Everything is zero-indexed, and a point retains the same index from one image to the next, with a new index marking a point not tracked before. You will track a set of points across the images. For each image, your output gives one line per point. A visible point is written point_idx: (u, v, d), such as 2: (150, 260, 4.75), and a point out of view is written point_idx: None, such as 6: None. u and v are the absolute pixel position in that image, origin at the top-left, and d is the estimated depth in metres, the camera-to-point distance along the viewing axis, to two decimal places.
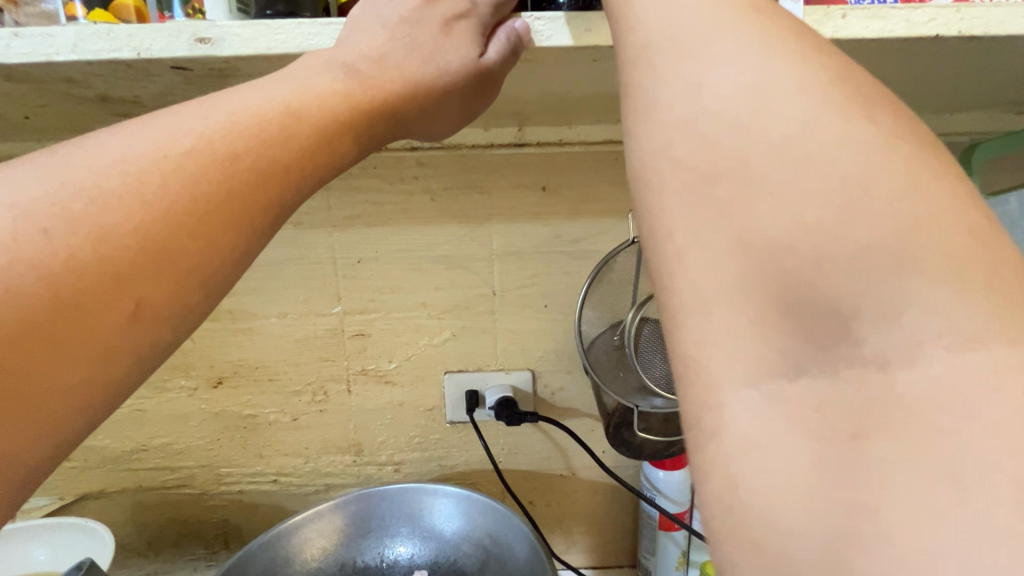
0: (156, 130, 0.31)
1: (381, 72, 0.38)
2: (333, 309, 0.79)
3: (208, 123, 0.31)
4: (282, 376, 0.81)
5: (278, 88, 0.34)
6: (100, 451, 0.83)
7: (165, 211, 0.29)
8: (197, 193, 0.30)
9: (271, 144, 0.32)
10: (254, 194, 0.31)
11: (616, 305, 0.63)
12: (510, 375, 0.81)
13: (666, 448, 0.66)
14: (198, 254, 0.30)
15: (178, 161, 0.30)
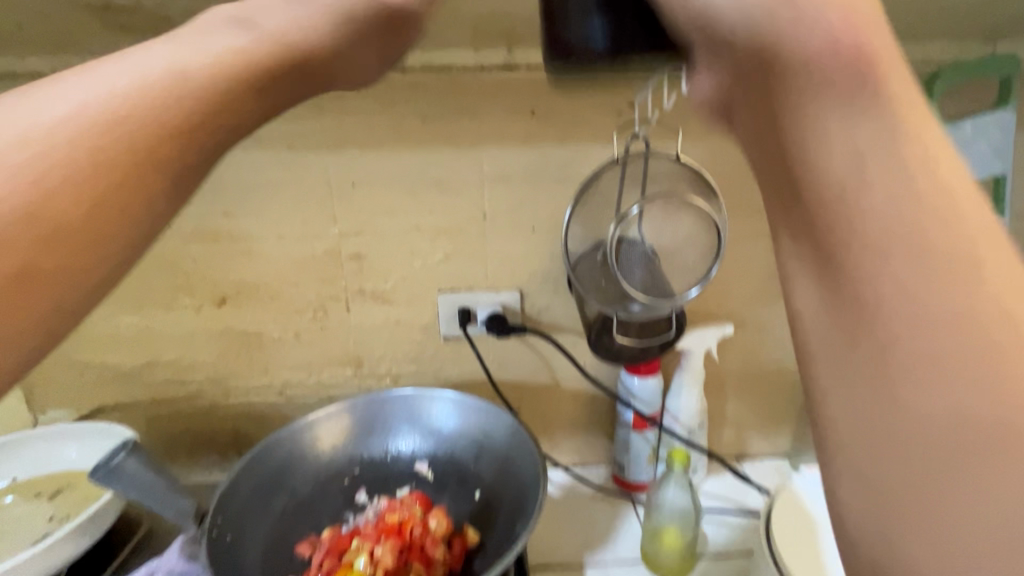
0: (56, 94, 0.26)
1: (275, 26, 0.31)
2: (331, 231, 0.82)
3: (103, 81, 0.27)
4: (283, 296, 0.85)
5: (178, 46, 0.28)
6: (114, 368, 0.87)
7: (63, 177, 0.25)
8: (96, 158, 0.25)
9: (186, 105, 0.27)
10: (171, 155, 0.27)
11: (599, 229, 0.68)
12: (500, 294, 0.87)
13: (642, 352, 0.73)
14: (118, 204, 0.26)
15: (66, 124, 0.25)
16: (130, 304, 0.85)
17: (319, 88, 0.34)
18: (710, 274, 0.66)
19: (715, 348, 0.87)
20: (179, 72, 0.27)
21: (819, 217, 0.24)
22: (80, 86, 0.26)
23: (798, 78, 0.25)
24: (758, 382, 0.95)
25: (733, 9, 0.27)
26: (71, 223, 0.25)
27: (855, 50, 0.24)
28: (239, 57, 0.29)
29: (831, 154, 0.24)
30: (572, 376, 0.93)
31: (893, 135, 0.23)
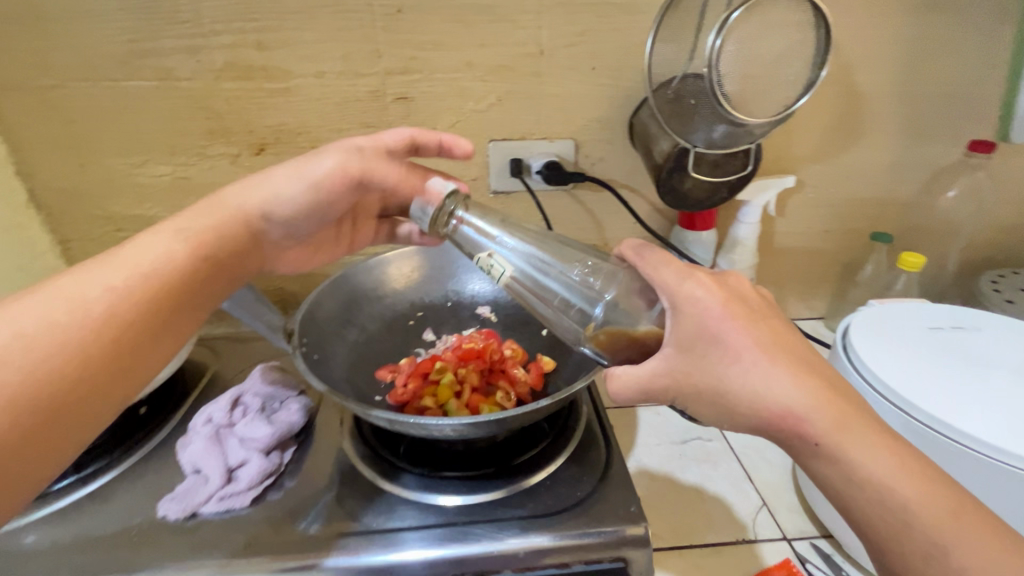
0: (22, 311, 0.37)
1: (205, 226, 0.48)
2: (374, 67, 0.76)
3: (88, 291, 0.40)
4: (325, 144, 0.80)
5: (149, 248, 0.44)
6: (151, 221, 0.84)
7: (68, 353, 0.37)
8: (83, 334, 0.38)
9: (164, 287, 0.43)
10: (136, 332, 0.41)
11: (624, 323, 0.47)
12: (554, 144, 0.83)
13: (707, 197, 0.72)
14: (87, 385, 0.38)
15: (75, 320, 0.38)
16: (161, 150, 0.79)
17: (230, 250, 0.49)
18: (803, 101, 0.60)
19: (773, 201, 0.86)
20: (105, 285, 0.40)
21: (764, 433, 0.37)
22: (60, 294, 0.39)
23: (703, 379, 0.38)
24: (806, 242, 0.94)
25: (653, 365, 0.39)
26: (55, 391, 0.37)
27: (703, 311, 0.38)
28: (199, 238, 0.47)
29: (744, 422, 0.37)
30: (622, 235, 0.91)
31: (708, 302, 0.38)
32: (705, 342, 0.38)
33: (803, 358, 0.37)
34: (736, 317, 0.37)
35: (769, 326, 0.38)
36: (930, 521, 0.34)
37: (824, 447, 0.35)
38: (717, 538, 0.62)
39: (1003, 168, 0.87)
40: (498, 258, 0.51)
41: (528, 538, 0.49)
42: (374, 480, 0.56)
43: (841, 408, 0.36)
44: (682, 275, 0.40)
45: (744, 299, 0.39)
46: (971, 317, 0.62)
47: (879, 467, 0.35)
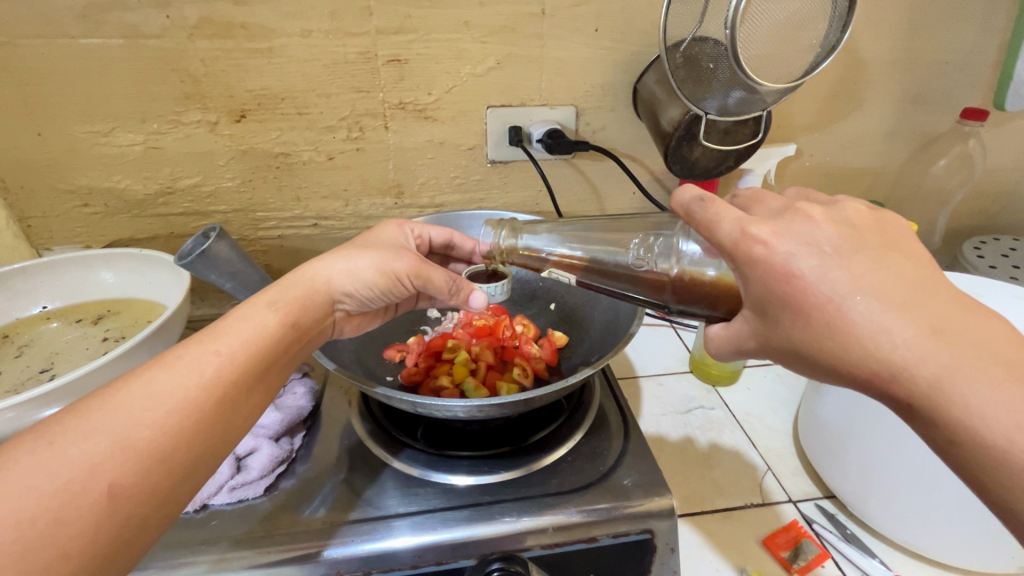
0: (149, 382, 0.36)
1: (288, 294, 0.45)
2: (365, 26, 0.70)
3: (190, 373, 0.37)
4: (313, 110, 0.75)
5: (243, 324, 0.41)
6: (123, 195, 0.78)
7: (191, 419, 0.36)
8: (184, 416, 0.36)
9: (267, 348, 0.42)
10: (242, 393, 0.39)
11: (699, 273, 0.44)
12: (555, 111, 0.80)
13: (715, 166, 0.71)
14: (183, 468, 0.35)
15: (175, 401, 0.36)
16: (131, 117, 0.72)
17: (316, 322, 0.47)
18: (823, 67, 0.59)
19: (773, 170, 0.85)
20: (202, 362, 0.38)
21: (851, 384, 0.35)
22: (177, 365, 0.37)
23: (780, 337, 0.36)
24: None
25: (737, 327, 0.40)
26: (180, 459, 0.35)
27: (773, 268, 0.34)
28: (289, 306, 0.44)
29: (829, 373, 0.35)
30: (621, 207, 0.90)
31: (770, 262, 0.34)
32: (775, 306, 0.35)
33: (902, 299, 0.32)
34: (807, 273, 0.33)
35: (857, 268, 0.33)
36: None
37: (919, 400, 0.32)
38: (727, 503, 0.63)
39: (988, 136, 0.89)
40: (561, 270, 0.52)
41: (555, 515, 0.48)
42: (388, 462, 0.55)
43: (949, 353, 0.31)
44: (739, 233, 0.36)
45: (823, 241, 0.34)
46: (972, 284, 0.61)
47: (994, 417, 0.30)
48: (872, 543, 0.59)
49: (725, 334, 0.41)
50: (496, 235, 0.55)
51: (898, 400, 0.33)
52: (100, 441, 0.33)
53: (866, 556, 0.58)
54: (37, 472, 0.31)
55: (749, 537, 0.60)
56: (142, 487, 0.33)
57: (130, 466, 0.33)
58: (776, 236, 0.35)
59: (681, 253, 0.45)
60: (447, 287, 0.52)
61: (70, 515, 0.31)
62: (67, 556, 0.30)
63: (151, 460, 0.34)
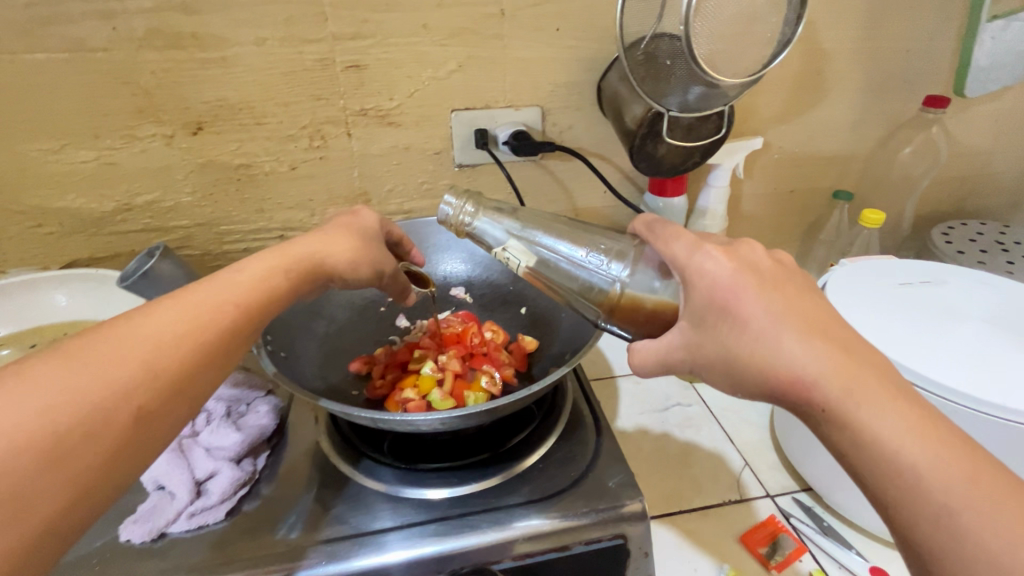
0: (151, 317, 0.38)
1: (295, 263, 0.46)
2: (321, 32, 0.69)
3: (189, 312, 0.39)
4: (272, 120, 0.74)
5: (241, 276, 0.43)
6: (78, 214, 0.76)
7: (187, 351, 0.37)
8: (180, 349, 0.37)
9: (241, 314, 0.41)
10: (207, 374, 0.38)
11: (641, 299, 0.47)
12: (521, 113, 0.79)
13: (682, 162, 0.71)
14: (175, 400, 0.36)
15: (174, 334, 0.37)
16: (81, 133, 0.70)
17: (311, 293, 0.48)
18: (778, 59, 0.59)
19: (741, 164, 0.85)
20: (202, 303, 0.40)
21: (773, 397, 0.36)
22: (177, 304, 0.39)
23: (712, 346, 0.38)
24: (771, 203, 0.95)
25: (671, 344, 0.41)
26: (171, 390, 0.36)
27: (714, 278, 0.38)
28: (298, 274, 0.46)
29: (751, 384, 0.37)
30: (592, 207, 0.90)
31: (714, 272, 0.39)
32: (715, 314, 0.38)
33: (818, 321, 0.36)
34: (742, 285, 0.37)
35: (786, 292, 0.38)
36: (949, 490, 0.31)
37: (830, 411, 0.34)
38: (705, 501, 0.63)
39: (950, 123, 0.91)
40: (515, 251, 0.52)
41: (525, 525, 0.47)
42: (356, 478, 0.53)
43: (854, 370, 0.34)
44: (692, 248, 0.41)
45: (758, 267, 0.39)
46: (938, 271, 0.61)
47: (888, 431, 0.32)
48: (850, 534, 0.59)
49: (654, 349, 0.42)
50: (458, 207, 0.53)
51: (812, 416, 0.35)
52: (99, 364, 0.34)
53: (843, 548, 0.58)
54: (43, 385, 0.32)
55: (727, 535, 0.59)
56: (136, 411, 0.34)
57: (125, 389, 0.34)
58: (723, 253, 0.40)
59: (652, 290, 0.46)
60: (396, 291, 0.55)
61: (65, 430, 0.32)
62: (57, 471, 0.31)
63: (145, 386, 0.35)
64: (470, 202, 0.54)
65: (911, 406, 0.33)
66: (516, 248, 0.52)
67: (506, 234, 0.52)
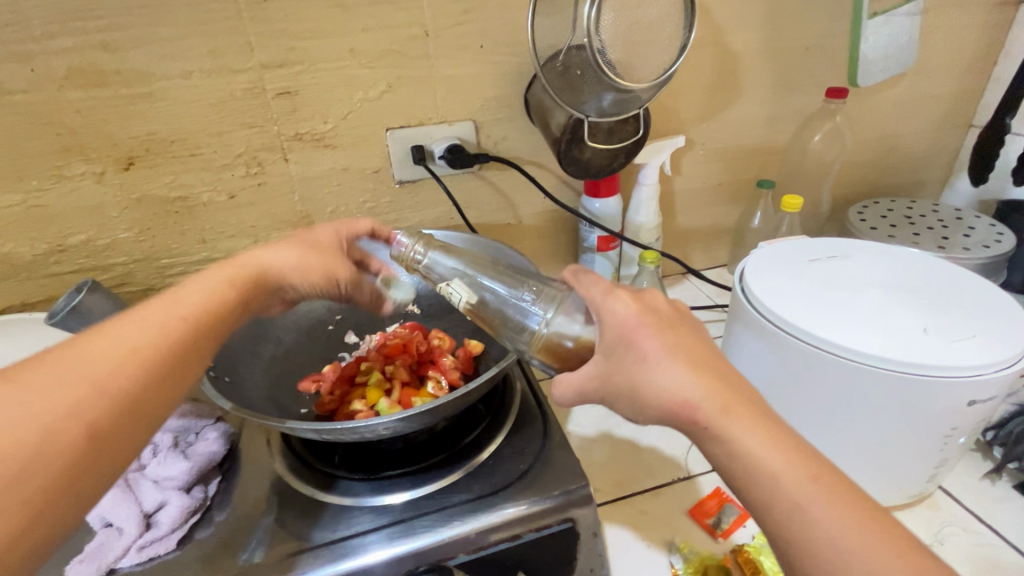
0: (113, 325, 0.40)
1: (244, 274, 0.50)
2: (249, 62, 0.70)
3: (152, 316, 0.42)
4: (206, 150, 0.74)
5: (196, 286, 0.47)
6: (8, 259, 0.74)
7: (154, 349, 0.40)
8: (143, 347, 0.40)
9: (204, 315, 0.45)
10: (176, 369, 0.41)
11: (557, 348, 0.50)
12: (454, 127, 0.82)
13: (608, 165, 0.75)
14: (143, 393, 0.39)
15: (135, 335, 0.40)
16: (6, 177, 0.69)
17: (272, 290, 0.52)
18: (680, 62, 0.64)
19: (668, 162, 0.90)
20: (161, 306, 0.43)
21: (665, 417, 0.41)
22: (137, 313, 0.42)
23: (616, 375, 0.43)
24: (702, 196, 1.01)
25: (583, 376, 0.45)
26: (139, 385, 0.39)
27: (619, 317, 0.44)
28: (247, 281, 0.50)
29: (647, 407, 0.41)
30: (534, 212, 0.93)
31: (620, 314, 0.44)
32: (621, 347, 0.43)
33: (705, 356, 0.42)
34: (642, 326, 0.43)
35: (678, 331, 0.43)
36: (796, 490, 0.35)
37: (708, 426, 0.38)
38: (656, 482, 0.66)
39: (853, 111, 0.99)
40: (459, 286, 0.55)
41: (476, 521, 0.49)
42: (312, 494, 0.54)
43: (723, 393, 0.39)
44: (605, 292, 0.46)
45: (657, 308, 0.45)
46: (843, 245, 0.67)
47: (752, 442, 0.37)
48: None
49: (570, 381, 0.46)
50: (410, 243, 0.56)
51: (694, 432, 0.40)
52: (62, 372, 0.36)
53: None
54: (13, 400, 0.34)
55: (677, 510, 0.63)
56: (104, 408, 0.37)
57: (86, 392, 0.36)
58: (628, 297, 0.45)
59: (573, 331, 0.49)
60: (365, 294, 0.59)
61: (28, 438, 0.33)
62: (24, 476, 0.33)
63: (113, 383, 0.38)
64: (423, 240, 0.57)
65: (771, 421, 0.39)
66: (461, 286, 0.55)
67: (456, 271, 0.56)
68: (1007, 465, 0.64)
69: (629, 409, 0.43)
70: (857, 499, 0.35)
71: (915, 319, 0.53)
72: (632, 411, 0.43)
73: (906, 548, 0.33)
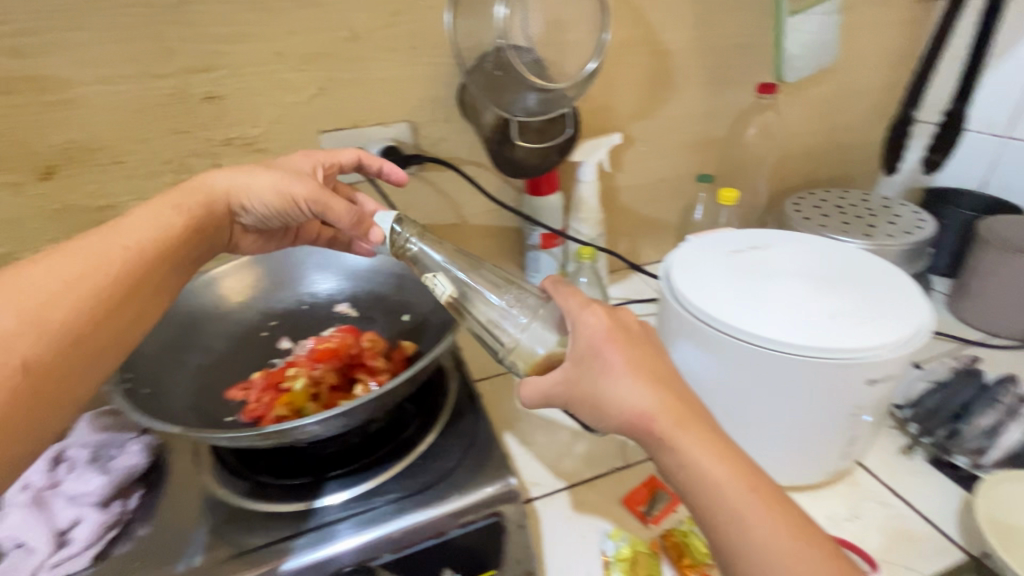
0: (64, 252, 0.42)
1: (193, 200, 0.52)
2: (170, 66, 0.69)
3: (102, 242, 0.44)
4: (130, 157, 0.72)
5: (145, 212, 0.48)
6: None
7: (103, 274, 0.42)
8: (94, 271, 0.42)
9: (155, 239, 0.47)
10: (127, 292, 0.43)
11: (528, 352, 0.51)
12: (389, 129, 0.81)
13: (542, 164, 0.75)
14: (101, 313, 0.41)
15: (85, 259, 0.42)
16: None
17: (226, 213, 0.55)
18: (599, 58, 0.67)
19: (607, 159, 0.92)
20: (107, 233, 0.45)
21: (624, 425, 0.43)
22: (87, 239, 0.44)
23: (581, 383, 0.44)
24: (646, 191, 1.03)
25: (549, 383, 0.46)
26: (92, 307, 0.41)
27: (590, 330, 0.45)
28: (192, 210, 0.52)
29: (609, 415, 0.43)
30: (478, 212, 0.93)
31: (592, 327, 0.45)
32: (589, 359, 0.44)
33: (664, 371, 0.44)
34: (612, 340, 0.44)
35: (644, 345, 0.45)
36: (740, 499, 0.38)
37: (663, 435, 0.40)
38: (594, 473, 0.68)
39: (785, 106, 1.02)
40: (444, 279, 0.57)
41: (399, 522, 0.50)
42: (237, 502, 0.54)
43: (678, 408, 0.41)
44: (582, 304, 0.47)
45: (625, 323, 0.46)
46: (764, 236, 0.69)
47: (702, 452, 0.39)
48: None
49: (537, 387, 0.47)
50: (403, 232, 0.58)
51: (650, 441, 0.42)
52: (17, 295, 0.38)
53: None
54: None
55: (612, 499, 0.64)
56: (60, 330, 0.39)
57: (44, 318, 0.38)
58: (600, 311, 0.46)
59: (545, 341, 0.50)
60: (348, 219, 0.56)
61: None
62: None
63: (67, 305, 0.39)
64: (414, 229, 0.59)
65: (718, 434, 0.41)
66: (448, 279, 0.57)
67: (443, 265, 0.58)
68: (920, 441, 0.67)
69: (592, 417, 0.44)
70: (788, 509, 0.38)
71: (822, 305, 0.56)
72: (594, 419, 0.44)
73: (828, 555, 0.36)
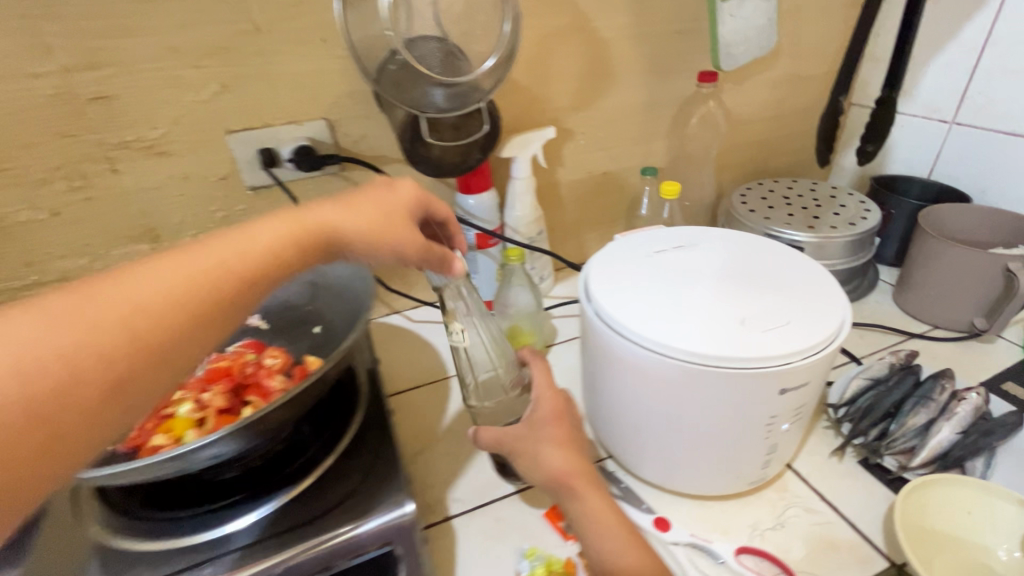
0: (130, 279, 0.35)
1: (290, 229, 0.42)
2: (48, 64, 0.63)
3: (173, 277, 0.36)
4: (13, 164, 0.67)
5: (236, 240, 0.39)
6: None
7: (157, 326, 0.34)
8: (145, 323, 0.34)
9: (230, 282, 0.38)
10: (179, 351, 0.35)
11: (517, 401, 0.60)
12: (304, 127, 0.77)
13: (463, 162, 0.72)
14: (132, 379, 0.33)
15: (143, 301, 0.34)
16: None
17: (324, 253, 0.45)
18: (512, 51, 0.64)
19: (542, 153, 0.88)
20: (177, 269, 0.36)
21: (549, 475, 0.54)
22: (158, 270, 0.35)
23: (523, 437, 0.56)
24: (589, 186, 1.00)
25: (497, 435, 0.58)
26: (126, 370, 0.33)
27: (543, 399, 0.58)
28: (297, 238, 0.42)
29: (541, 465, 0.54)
30: None
31: (546, 400, 0.58)
32: (537, 422, 0.57)
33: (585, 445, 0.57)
34: (558, 415, 0.57)
35: (575, 424, 0.58)
36: (622, 539, 0.49)
37: (577, 485, 0.52)
38: (518, 486, 0.65)
39: (730, 95, 0.99)
40: None
41: (278, 556, 0.46)
42: (109, 540, 0.50)
43: (589, 472, 0.54)
44: (543, 385, 0.60)
45: (567, 408, 0.59)
46: (691, 235, 0.66)
47: (600, 501, 0.51)
48: (643, 491, 0.62)
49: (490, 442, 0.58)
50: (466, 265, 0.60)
51: (565, 489, 0.53)
52: (51, 336, 0.31)
53: (635, 505, 0.60)
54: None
55: (533, 514, 0.61)
56: (76, 399, 0.31)
57: (64, 375, 0.31)
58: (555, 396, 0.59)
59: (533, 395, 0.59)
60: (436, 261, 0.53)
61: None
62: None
63: (97, 362, 0.32)
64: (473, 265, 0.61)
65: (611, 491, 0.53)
66: None
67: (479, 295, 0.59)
68: (852, 441, 0.66)
69: (525, 468, 0.55)
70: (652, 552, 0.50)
71: (736, 311, 0.53)
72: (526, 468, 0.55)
73: None
